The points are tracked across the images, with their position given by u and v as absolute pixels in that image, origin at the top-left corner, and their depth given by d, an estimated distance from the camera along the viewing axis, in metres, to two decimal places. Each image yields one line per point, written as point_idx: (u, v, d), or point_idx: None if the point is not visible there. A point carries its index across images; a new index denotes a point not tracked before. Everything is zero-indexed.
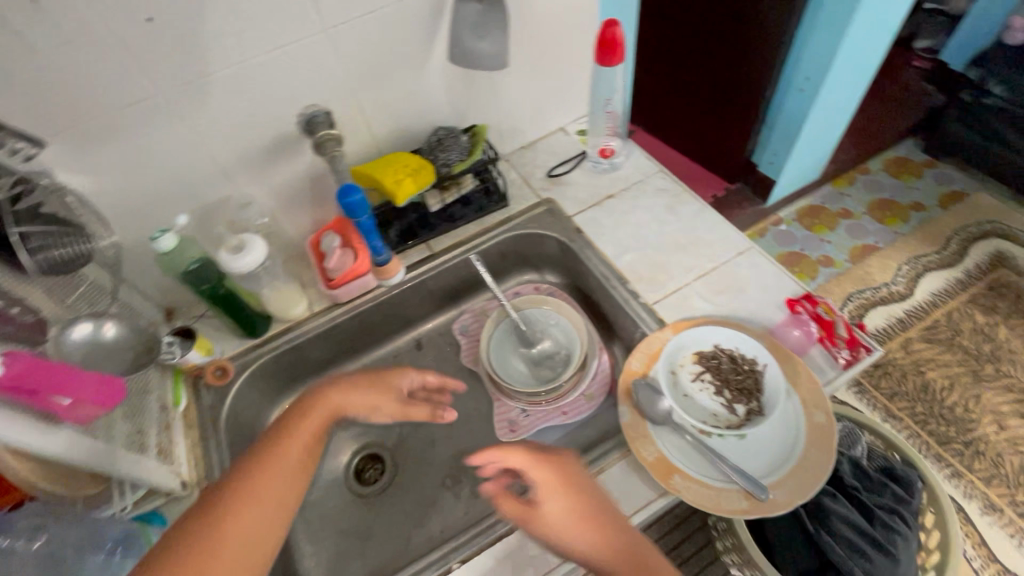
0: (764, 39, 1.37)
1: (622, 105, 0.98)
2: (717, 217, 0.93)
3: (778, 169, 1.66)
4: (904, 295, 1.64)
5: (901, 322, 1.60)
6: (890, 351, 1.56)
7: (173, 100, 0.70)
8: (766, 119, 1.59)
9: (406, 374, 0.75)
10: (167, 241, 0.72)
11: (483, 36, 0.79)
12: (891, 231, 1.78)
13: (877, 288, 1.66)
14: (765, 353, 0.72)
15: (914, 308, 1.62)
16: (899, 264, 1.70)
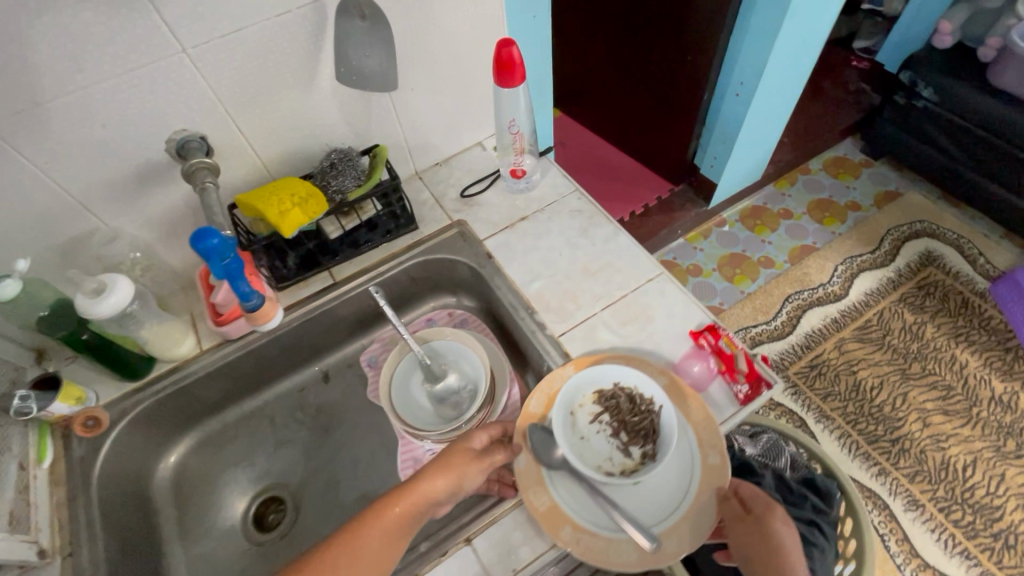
0: (700, 38, 1.35)
1: (527, 124, 0.94)
2: (630, 241, 0.90)
3: (718, 172, 1.65)
4: (838, 295, 1.66)
5: (835, 322, 1.62)
6: (825, 351, 1.58)
7: (6, 132, 0.62)
8: (705, 122, 1.58)
9: (475, 434, 0.68)
10: (9, 289, 0.65)
11: (369, 53, 0.73)
12: (828, 231, 1.81)
13: (813, 289, 1.68)
14: (662, 394, 0.69)
15: (847, 309, 1.64)
16: (835, 265, 1.73)
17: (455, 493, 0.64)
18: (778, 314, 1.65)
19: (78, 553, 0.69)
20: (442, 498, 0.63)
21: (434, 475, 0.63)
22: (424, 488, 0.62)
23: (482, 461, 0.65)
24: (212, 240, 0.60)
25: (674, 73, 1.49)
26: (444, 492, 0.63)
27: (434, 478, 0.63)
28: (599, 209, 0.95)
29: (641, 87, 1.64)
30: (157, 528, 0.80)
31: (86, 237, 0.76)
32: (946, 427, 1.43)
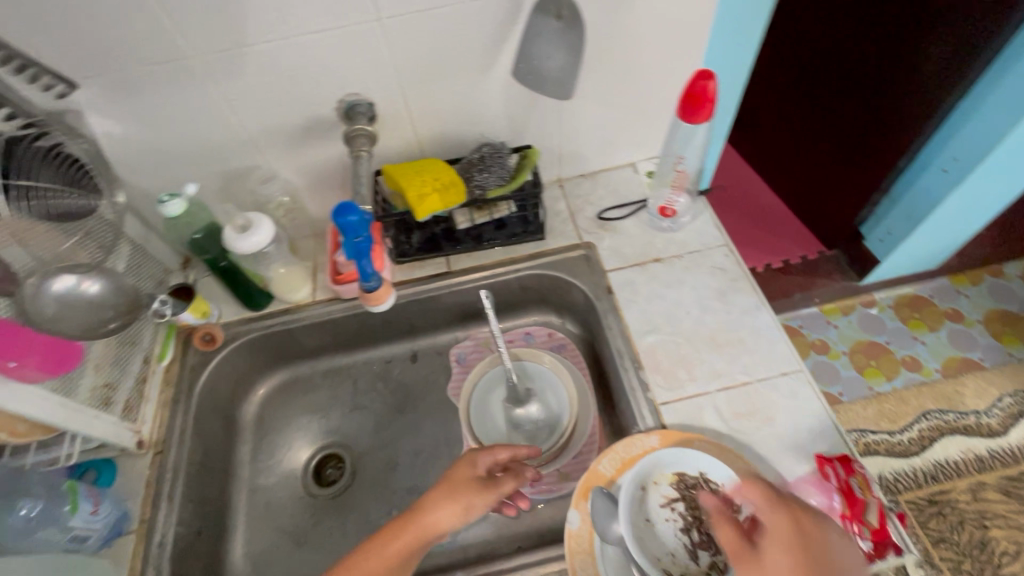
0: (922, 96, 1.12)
1: (696, 163, 0.87)
2: (772, 322, 0.78)
3: (885, 249, 1.41)
4: (995, 432, 1.32)
5: (979, 461, 1.28)
6: (954, 490, 1.26)
7: (210, 65, 0.66)
8: (891, 189, 1.33)
9: (480, 456, 0.64)
10: (173, 208, 0.70)
11: (552, 53, 0.68)
12: (1003, 351, 1.44)
13: (962, 415, 1.35)
14: (753, 505, 0.61)
15: (1000, 450, 1.30)
16: (1000, 394, 1.37)
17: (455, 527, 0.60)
18: (908, 428, 1.33)
19: (166, 452, 0.76)
20: (448, 526, 0.59)
21: (439, 504, 0.59)
22: (427, 518, 0.58)
23: (484, 492, 0.61)
24: (351, 216, 0.60)
25: (873, 128, 1.28)
26: (450, 525, 0.59)
27: (440, 506, 0.59)
28: (746, 274, 0.84)
29: (827, 135, 1.44)
30: (234, 448, 0.86)
31: (248, 170, 0.81)
32: None
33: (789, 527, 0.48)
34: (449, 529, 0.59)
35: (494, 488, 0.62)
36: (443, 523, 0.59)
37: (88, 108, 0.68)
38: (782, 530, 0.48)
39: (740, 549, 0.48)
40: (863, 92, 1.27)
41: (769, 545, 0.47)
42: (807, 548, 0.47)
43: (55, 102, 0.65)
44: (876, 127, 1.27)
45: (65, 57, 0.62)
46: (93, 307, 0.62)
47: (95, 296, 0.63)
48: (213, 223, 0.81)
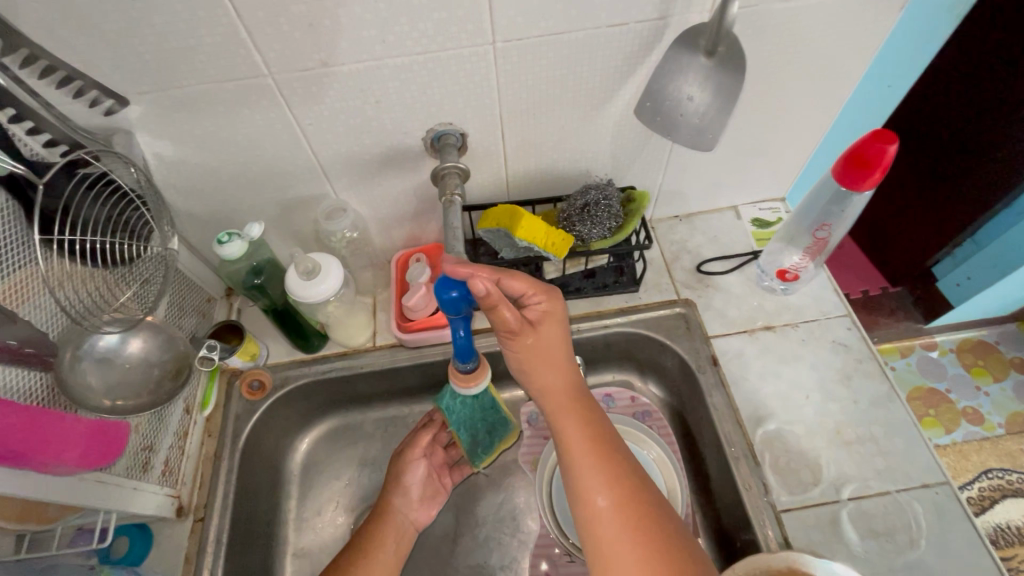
0: None
1: (842, 236, 0.71)
2: (907, 417, 0.68)
3: (963, 294, 1.25)
4: None
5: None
6: (1016, 558, 1.16)
7: (287, 85, 0.55)
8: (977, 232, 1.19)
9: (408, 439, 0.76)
10: (233, 249, 0.60)
11: (695, 93, 0.56)
12: None
13: None
14: None
15: None
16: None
17: (418, 485, 0.73)
18: (967, 487, 1.24)
19: (208, 520, 0.67)
20: (410, 486, 0.72)
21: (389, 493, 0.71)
22: (393, 505, 0.70)
23: (414, 458, 0.74)
24: (453, 292, 0.51)
25: (970, 161, 1.13)
26: (405, 501, 0.71)
27: (388, 500, 0.71)
28: (874, 354, 0.73)
29: (907, 170, 1.30)
30: (279, 505, 0.77)
31: (314, 199, 0.71)
32: None
33: (577, 418, 0.58)
34: (413, 510, 0.72)
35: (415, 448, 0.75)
36: (401, 504, 0.71)
37: (139, 126, 0.57)
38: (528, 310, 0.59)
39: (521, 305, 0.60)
40: (956, 120, 1.12)
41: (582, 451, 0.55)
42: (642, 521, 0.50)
43: (102, 120, 0.54)
44: (980, 167, 1.12)
45: (117, 70, 0.51)
46: (136, 367, 0.54)
47: (141, 354, 0.54)
48: (273, 259, 0.71)
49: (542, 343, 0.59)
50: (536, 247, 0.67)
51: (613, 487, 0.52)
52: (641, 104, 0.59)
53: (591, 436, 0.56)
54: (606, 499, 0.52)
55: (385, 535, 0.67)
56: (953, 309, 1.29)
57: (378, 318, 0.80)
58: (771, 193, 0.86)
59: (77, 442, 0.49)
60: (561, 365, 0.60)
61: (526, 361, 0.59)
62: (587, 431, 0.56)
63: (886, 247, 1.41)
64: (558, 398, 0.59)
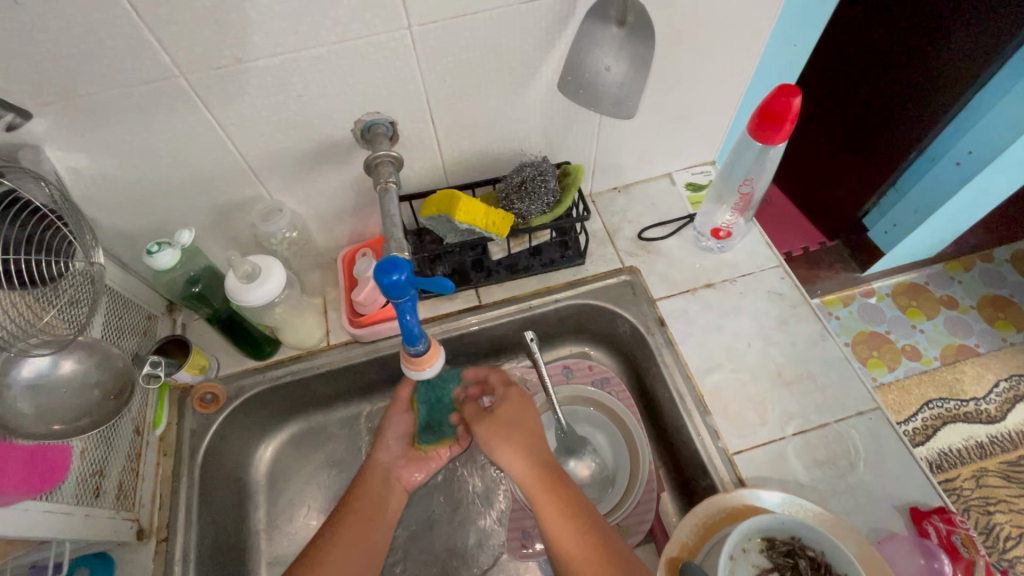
0: (941, 88, 1.07)
1: (764, 189, 0.75)
2: (839, 353, 0.73)
3: (892, 241, 1.33)
4: (989, 417, 1.32)
5: (980, 447, 1.28)
6: (959, 478, 1.26)
7: (202, 85, 0.54)
8: (896, 181, 1.26)
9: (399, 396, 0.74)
10: (164, 258, 0.59)
11: (611, 65, 0.58)
12: (999, 337, 1.42)
13: (962, 402, 1.34)
14: None
15: (999, 437, 1.29)
16: (997, 378, 1.36)
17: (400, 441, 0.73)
18: (911, 420, 1.33)
19: (172, 539, 0.65)
20: (394, 439, 0.73)
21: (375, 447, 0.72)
22: (375, 459, 0.71)
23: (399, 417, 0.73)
24: (395, 275, 0.49)
25: (885, 115, 1.21)
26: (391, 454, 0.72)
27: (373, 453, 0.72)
28: (806, 299, 0.77)
29: (830, 127, 1.38)
30: (247, 516, 0.76)
31: (248, 202, 0.69)
32: None
33: (547, 492, 0.59)
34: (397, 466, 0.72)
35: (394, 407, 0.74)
36: (386, 457, 0.72)
37: (45, 140, 0.54)
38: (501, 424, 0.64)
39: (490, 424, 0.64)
40: (877, 75, 1.20)
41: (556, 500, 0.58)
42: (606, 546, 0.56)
43: (4, 136, 0.52)
44: (893, 118, 1.20)
45: (14, 83, 0.49)
46: (72, 389, 0.52)
47: (74, 375, 0.53)
48: (210, 265, 0.69)
49: (501, 421, 0.64)
50: (478, 228, 0.68)
51: (582, 526, 0.57)
52: (563, 78, 0.60)
53: (563, 511, 0.58)
54: (577, 542, 0.56)
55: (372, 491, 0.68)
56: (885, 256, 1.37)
57: (330, 317, 0.80)
58: (700, 157, 0.89)
59: (13, 469, 0.48)
60: (526, 445, 0.62)
61: (490, 441, 0.63)
62: (559, 476, 0.61)
63: (819, 202, 1.49)
64: (539, 450, 0.62)
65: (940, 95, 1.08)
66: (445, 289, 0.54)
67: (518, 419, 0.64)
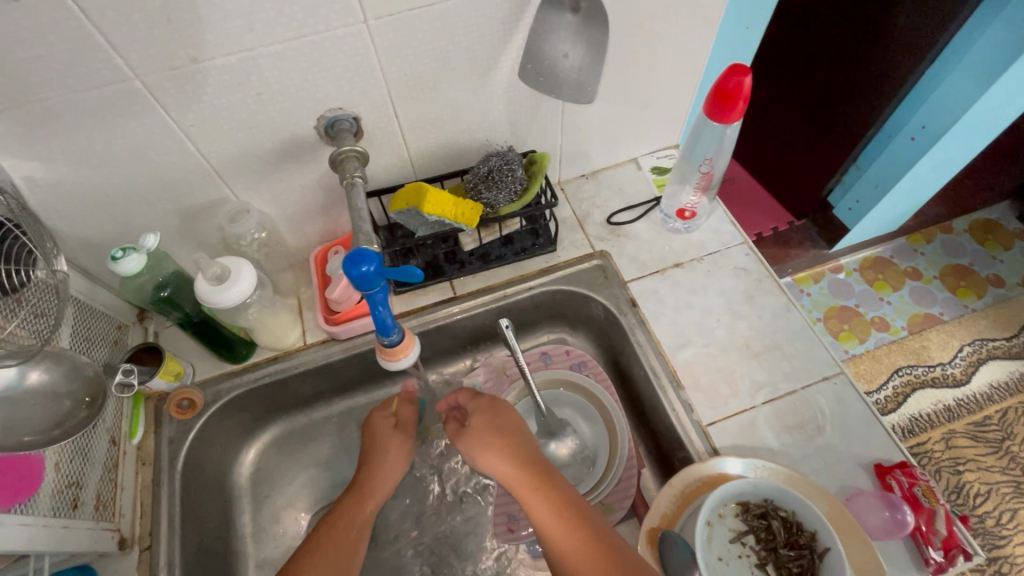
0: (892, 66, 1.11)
1: (724, 167, 0.77)
2: (804, 322, 0.75)
3: (857, 216, 1.38)
4: (956, 381, 1.37)
5: (948, 410, 1.34)
6: (930, 441, 1.31)
7: (158, 86, 0.54)
8: (858, 158, 1.31)
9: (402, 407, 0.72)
10: (130, 263, 0.59)
11: (568, 51, 0.59)
12: (961, 304, 1.48)
13: (930, 368, 1.39)
14: (827, 535, 0.55)
15: (966, 399, 1.35)
16: (960, 344, 1.42)
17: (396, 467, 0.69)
18: (883, 388, 1.37)
19: (156, 547, 0.65)
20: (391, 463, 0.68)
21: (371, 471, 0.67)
22: (370, 474, 0.67)
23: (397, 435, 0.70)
24: (363, 267, 0.50)
25: (841, 94, 1.25)
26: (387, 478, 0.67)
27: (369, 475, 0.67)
28: (771, 273, 0.80)
29: (791, 108, 1.42)
30: (232, 520, 0.75)
31: (214, 205, 0.69)
32: None
33: (534, 491, 0.58)
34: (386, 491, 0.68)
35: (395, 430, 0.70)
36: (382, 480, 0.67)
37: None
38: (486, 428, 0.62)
39: (473, 434, 0.62)
40: (831, 56, 1.24)
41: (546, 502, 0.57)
42: (600, 539, 0.55)
43: None
44: (848, 97, 1.24)
45: None
46: (41, 400, 0.52)
47: (43, 385, 0.52)
48: (178, 271, 0.69)
49: (480, 429, 0.63)
50: (447, 220, 0.69)
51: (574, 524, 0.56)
52: (523, 67, 0.61)
53: (555, 510, 0.57)
54: (571, 540, 0.55)
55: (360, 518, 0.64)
56: (851, 231, 1.42)
57: (305, 317, 0.80)
58: (664, 141, 0.91)
59: None
60: (506, 446, 0.61)
61: (474, 450, 0.61)
62: (549, 476, 0.59)
63: (784, 182, 1.53)
64: (526, 452, 0.61)
65: (890, 72, 1.12)
66: (414, 277, 0.55)
67: (500, 423, 0.63)
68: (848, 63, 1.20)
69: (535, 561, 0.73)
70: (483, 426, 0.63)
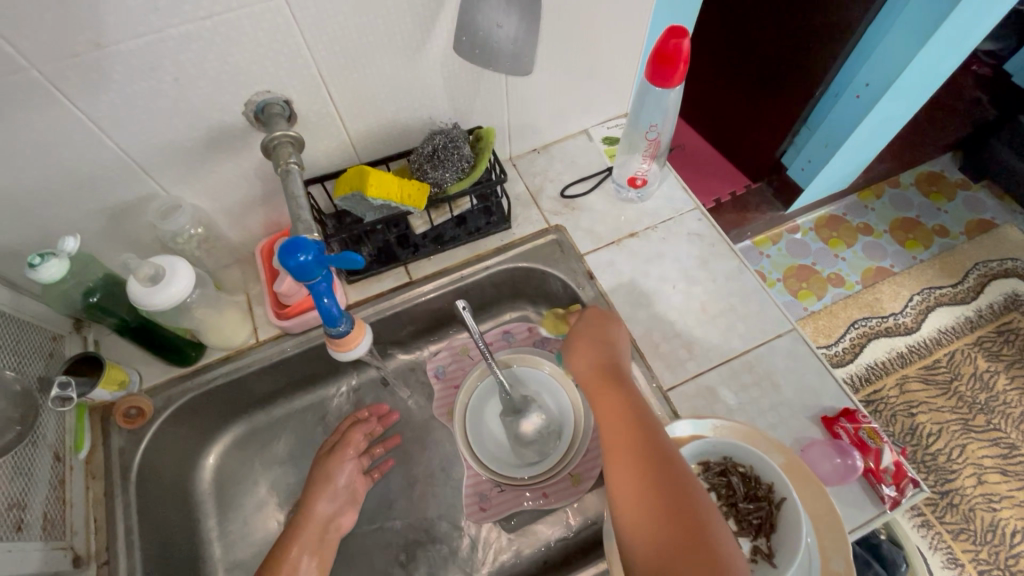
0: (833, 25, 1.12)
1: (670, 132, 0.77)
2: (756, 283, 0.77)
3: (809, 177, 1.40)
4: (907, 328, 1.43)
5: (901, 357, 1.40)
6: (884, 388, 1.37)
7: (61, 76, 0.50)
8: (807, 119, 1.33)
9: (351, 436, 0.76)
10: (51, 270, 0.55)
11: (502, 21, 0.58)
12: (909, 256, 1.54)
13: (882, 318, 1.45)
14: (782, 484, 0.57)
15: (916, 345, 1.42)
16: (910, 293, 1.48)
17: (346, 487, 0.73)
18: (840, 340, 1.43)
19: (115, 560, 0.63)
20: (340, 488, 0.72)
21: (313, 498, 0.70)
22: (315, 508, 0.69)
23: (343, 455, 0.74)
24: (301, 256, 0.49)
25: (787, 55, 1.26)
26: (330, 505, 0.70)
27: (311, 504, 0.69)
28: (723, 237, 0.81)
29: (740, 72, 1.42)
30: (197, 526, 0.74)
31: (143, 202, 0.65)
32: (1001, 488, 1.26)
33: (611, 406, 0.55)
34: (338, 514, 0.71)
35: (337, 455, 0.74)
36: (326, 508, 0.70)
37: None
38: (595, 364, 0.61)
39: (586, 358, 0.62)
40: (776, 17, 1.24)
41: (608, 406, 0.56)
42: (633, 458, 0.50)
43: None
44: (795, 57, 1.24)
45: None
46: None
47: None
48: (108, 274, 0.66)
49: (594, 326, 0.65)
50: (394, 203, 0.67)
51: (627, 436, 0.52)
52: (457, 39, 0.60)
53: (616, 404, 0.55)
54: (624, 451, 0.51)
55: (308, 544, 0.66)
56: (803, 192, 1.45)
57: (255, 313, 0.77)
58: (613, 111, 0.90)
59: None
60: (597, 356, 0.61)
61: (569, 346, 0.64)
62: (620, 399, 0.55)
63: (738, 147, 1.55)
64: (587, 364, 0.61)
65: (832, 31, 1.13)
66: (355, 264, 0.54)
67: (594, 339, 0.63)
68: (791, 24, 1.21)
69: (510, 537, 0.74)
70: (574, 343, 0.64)
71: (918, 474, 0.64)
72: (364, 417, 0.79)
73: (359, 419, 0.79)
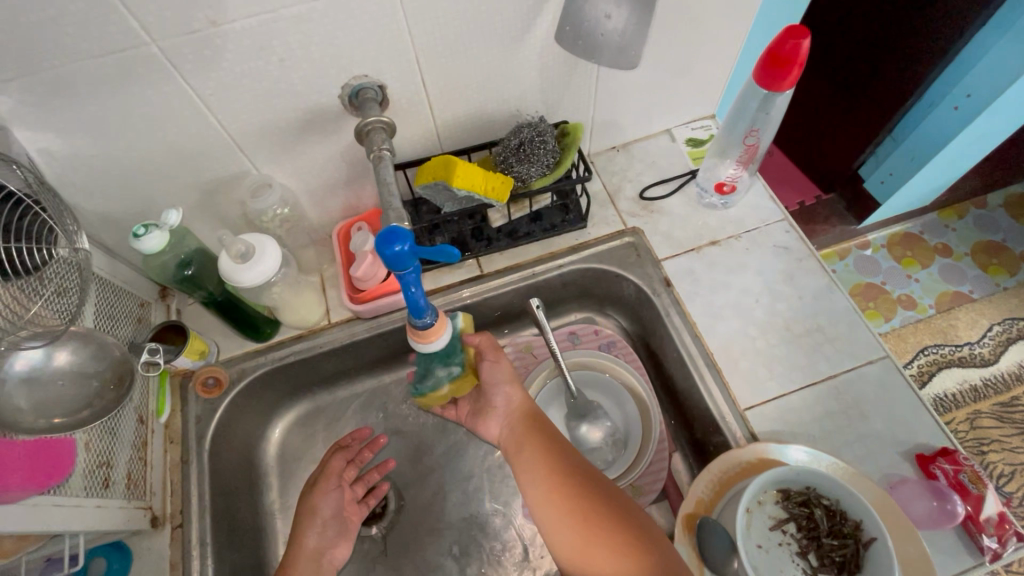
0: (940, 29, 1.03)
1: (770, 139, 0.73)
2: (847, 304, 0.72)
3: (888, 191, 1.31)
4: (985, 360, 1.33)
5: (975, 391, 1.30)
6: (954, 422, 1.28)
7: (176, 52, 0.50)
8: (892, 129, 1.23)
9: (331, 464, 0.71)
10: (152, 241, 0.57)
11: (611, 12, 0.55)
12: (991, 282, 1.43)
13: (957, 347, 1.35)
14: (873, 524, 0.53)
15: (994, 379, 1.32)
16: (990, 323, 1.37)
17: (335, 517, 0.68)
18: (908, 368, 1.34)
19: (187, 525, 0.65)
20: (328, 519, 0.67)
21: (301, 530, 0.65)
22: (303, 543, 0.64)
23: (326, 486, 0.69)
24: (397, 246, 0.48)
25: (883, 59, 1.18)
26: (319, 537, 0.65)
27: (300, 538, 0.65)
28: (813, 252, 0.76)
29: (826, 76, 1.34)
30: (260, 497, 0.76)
31: (235, 178, 0.66)
32: None
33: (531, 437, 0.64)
34: (330, 546, 0.66)
35: (316, 486, 0.69)
36: (315, 541, 0.65)
37: (12, 120, 0.51)
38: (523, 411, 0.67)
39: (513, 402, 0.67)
40: (875, 20, 1.16)
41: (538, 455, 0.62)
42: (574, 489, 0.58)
43: None
44: (891, 63, 1.16)
45: None
46: (71, 381, 0.51)
47: (70, 366, 0.51)
48: (200, 247, 0.68)
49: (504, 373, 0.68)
50: (477, 194, 0.66)
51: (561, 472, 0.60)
52: (560, 30, 0.58)
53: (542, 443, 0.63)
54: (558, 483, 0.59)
55: None
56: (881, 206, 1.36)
57: (328, 295, 0.77)
58: (700, 111, 0.87)
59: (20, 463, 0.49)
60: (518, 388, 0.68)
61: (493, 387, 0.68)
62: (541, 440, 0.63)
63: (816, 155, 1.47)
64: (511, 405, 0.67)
65: (937, 38, 1.04)
66: (451, 259, 0.53)
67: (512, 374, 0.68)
68: (892, 27, 1.13)
69: None
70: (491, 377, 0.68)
71: (1023, 528, 0.58)
72: (347, 443, 0.74)
73: (340, 447, 0.74)
